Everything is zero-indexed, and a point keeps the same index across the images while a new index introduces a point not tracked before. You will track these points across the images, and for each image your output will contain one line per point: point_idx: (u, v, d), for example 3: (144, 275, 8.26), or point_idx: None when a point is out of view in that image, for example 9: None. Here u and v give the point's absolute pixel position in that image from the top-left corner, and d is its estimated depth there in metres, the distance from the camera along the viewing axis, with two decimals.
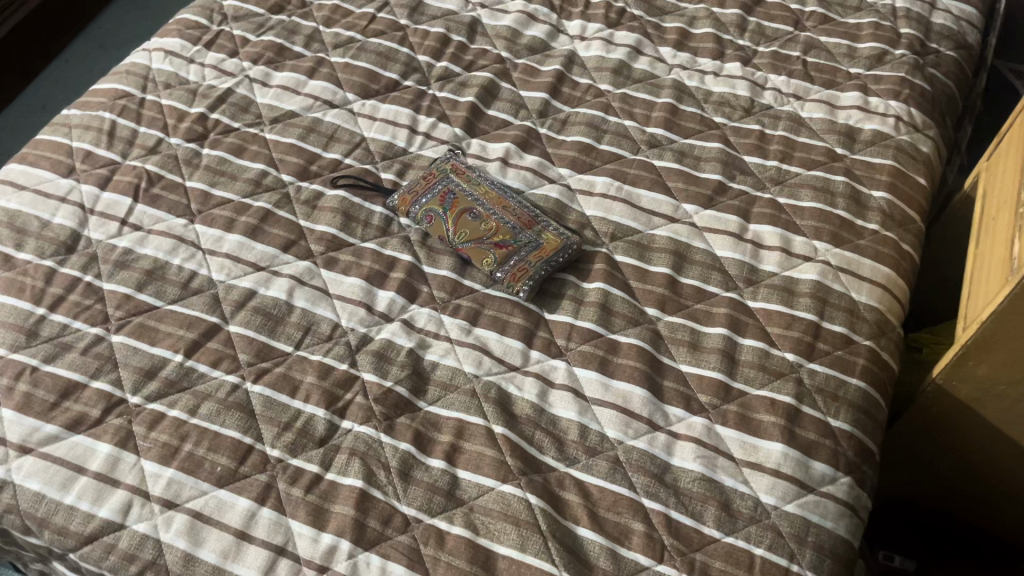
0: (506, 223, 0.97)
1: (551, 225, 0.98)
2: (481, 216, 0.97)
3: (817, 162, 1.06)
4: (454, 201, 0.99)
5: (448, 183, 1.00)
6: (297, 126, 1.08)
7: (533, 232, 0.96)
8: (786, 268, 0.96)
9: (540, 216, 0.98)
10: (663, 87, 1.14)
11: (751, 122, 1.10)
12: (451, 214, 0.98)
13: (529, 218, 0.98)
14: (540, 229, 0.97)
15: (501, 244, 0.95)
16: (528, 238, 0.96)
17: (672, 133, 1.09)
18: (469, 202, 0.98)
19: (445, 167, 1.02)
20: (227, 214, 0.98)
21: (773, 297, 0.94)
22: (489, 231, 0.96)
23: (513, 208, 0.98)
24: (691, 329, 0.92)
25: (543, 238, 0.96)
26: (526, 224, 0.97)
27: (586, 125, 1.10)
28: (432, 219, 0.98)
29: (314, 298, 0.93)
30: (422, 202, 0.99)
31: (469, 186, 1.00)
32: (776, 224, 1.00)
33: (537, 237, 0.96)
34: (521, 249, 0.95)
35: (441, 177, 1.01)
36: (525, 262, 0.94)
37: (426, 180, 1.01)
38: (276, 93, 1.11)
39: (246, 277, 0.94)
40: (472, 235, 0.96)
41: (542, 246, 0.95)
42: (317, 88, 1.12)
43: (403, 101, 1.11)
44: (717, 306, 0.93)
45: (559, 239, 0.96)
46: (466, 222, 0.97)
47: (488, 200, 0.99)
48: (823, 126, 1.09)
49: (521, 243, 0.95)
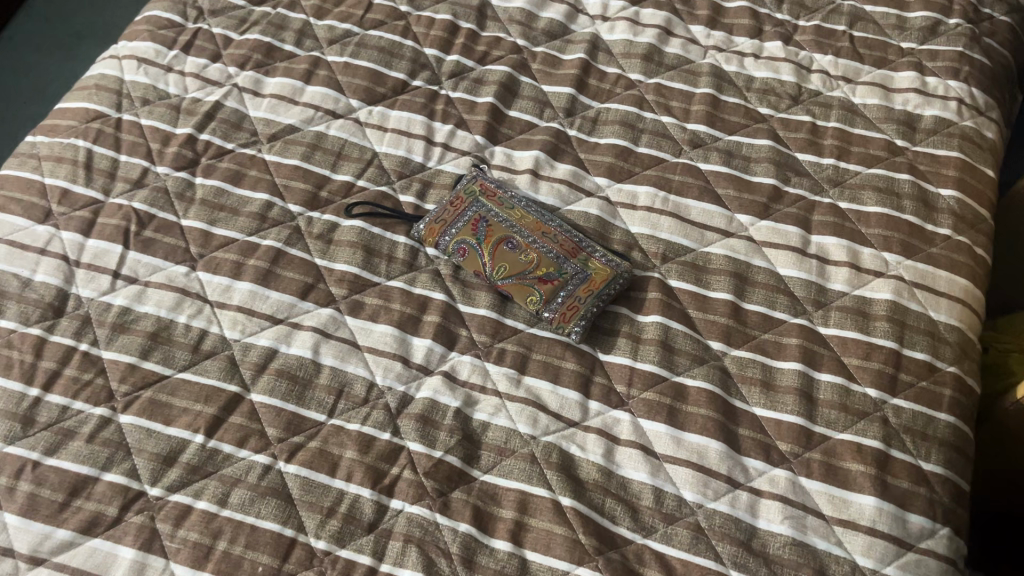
0: (549, 253, 0.87)
1: (598, 251, 0.88)
2: (520, 246, 0.87)
3: (877, 158, 0.96)
4: (488, 230, 0.88)
5: (478, 209, 0.90)
6: (299, 144, 0.96)
7: (578, 261, 0.87)
8: (857, 286, 0.88)
9: (585, 241, 0.88)
10: (700, 74, 1.04)
11: (800, 113, 1.00)
12: (486, 246, 0.88)
13: (574, 245, 0.88)
14: (587, 257, 0.87)
15: (546, 280, 0.86)
16: (575, 269, 0.86)
17: (716, 129, 0.99)
18: (506, 231, 0.88)
19: (473, 188, 0.91)
20: (233, 257, 0.88)
21: (846, 322, 0.86)
22: (531, 264, 0.87)
23: (554, 233, 0.88)
24: (762, 365, 0.84)
25: (591, 269, 0.86)
26: (570, 252, 0.87)
27: (621, 124, 1.00)
28: (466, 251, 0.88)
29: (342, 353, 0.83)
30: (452, 232, 0.89)
31: (503, 210, 0.90)
32: (841, 234, 0.91)
33: (585, 268, 0.86)
34: (567, 283, 0.86)
35: (469, 201, 0.90)
36: (575, 299, 0.85)
37: (454, 205, 0.90)
38: (271, 105, 0.98)
39: (263, 334, 0.84)
40: (512, 270, 0.87)
41: (591, 280, 0.86)
42: (316, 96, 0.99)
43: (414, 106, 1.00)
44: (787, 336, 0.85)
45: (610, 269, 0.86)
46: (504, 256, 0.87)
47: (525, 226, 0.89)
48: (879, 114, 1.00)
49: (567, 277, 0.86)
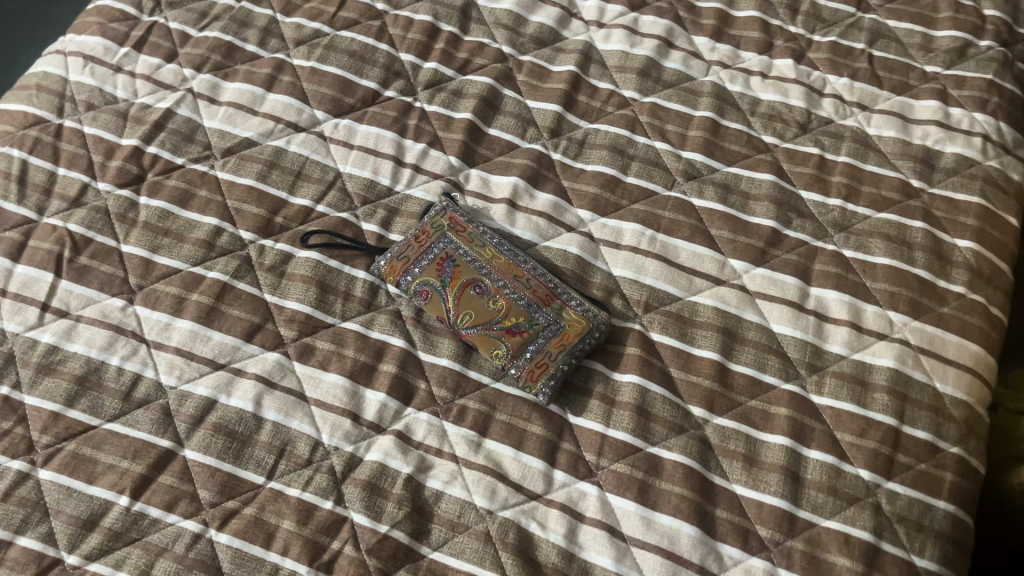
0: (520, 301, 0.79)
1: (575, 298, 0.79)
2: (488, 291, 0.80)
3: (889, 201, 0.87)
4: (454, 271, 0.81)
5: (445, 246, 0.82)
6: (256, 161, 0.88)
7: (551, 311, 0.79)
8: (857, 350, 0.80)
9: (560, 287, 0.80)
10: (701, 94, 0.95)
11: (807, 143, 0.91)
12: (451, 290, 0.80)
13: (548, 291, 0.80)
14: (562, 305, 0.79)
15: (515, 332, 0.78)
16: (548, 320, 0.79)
17: (713, 159, 0.90)
18: (474, 273, 0.80)
19: (441, 220, 0.83)
20: (174, 290, 0.80)
21: (842, 391, 0.78)
22: (499, 312, 0.79)
23: (527, 277, 0.80)
24: (746, 438, 0.76)
25: (565, 320, 0.78)
26: (543, 299, 0.79)
27: (610, 148, 0.91)
28: (429, 294, 0.80)
29: (286, 407, 0.76)
30: (414, 272, 0.81)
31: (472, 248, 0.82)
32: (843, 289, 0.83)
33: (558, 318, 0.79)
34: (537, 336, 0.78)
35: (436, 236, 0.82)
36: (545, 355, 0.77)
37: (419, 241, 0.82)
38: (227, 114, 0.90)
39: (202, 381, 0.76)
40: (478, 319, 0.79)
41: (564, 333, 0.78)
42: (277, 105, 0.91)
43: (384, 120, 0.91)
44: (776, 405, 0.78)
45: (585, 321, 0.78)
46: (470, 302, 0.79)
47: (495, 268, 0.81)
48: (895, 148, 0.90)
49: (538, 329, 0.78)
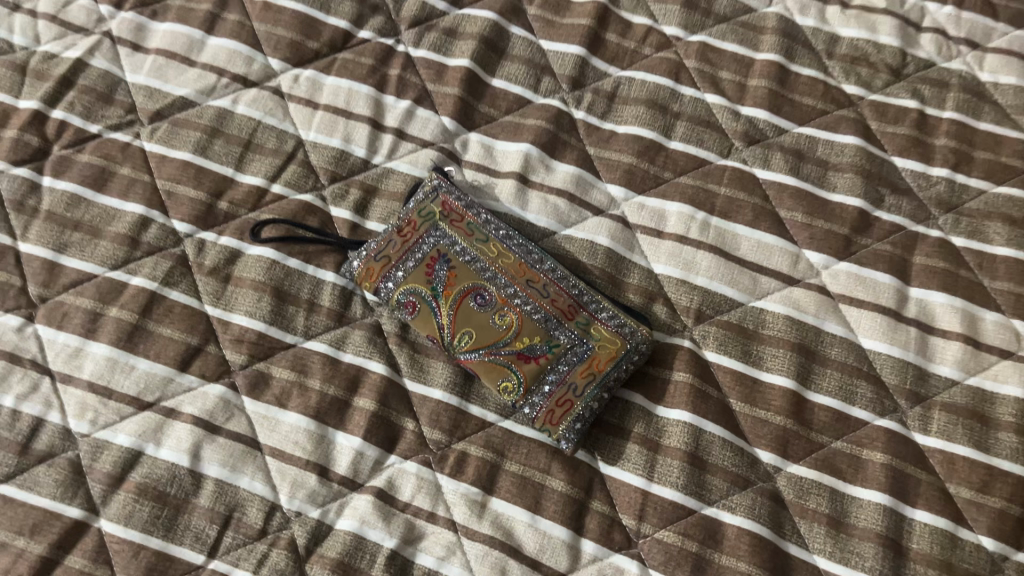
0: (535, 315, 0.61)
1: (607, 309, 0.61)
2: (494, 302, 0.61)
3: (1011, 170, 0.68)
4: (449, 275, 0.62)
5: (437, 241, 0.63)
6: (193, 127, 0.68)
7: (575, 328, 0.61)
8: (972, 373, 0.62)
9: (586, 293, 0.61)
10: (765, 30, 0.74)
11: (902, 95, 0.71)
12: (445, 301, 0.62)
13: (571, 300, 0.61)
14: (589, 320, 0.61)
15: (529, 357, 0.60)
16: (572, 340, 0.61)
17: (781, 116, 0.71)
18: (475, 278, 0.62)
19: (431, 206, 0.64)
20: (87, 304, 0.62)
21: (955, 430, 0.60)
22: (508, 331, 0.61)
23: (544, 281, 0.62)
24: (830, 493, 0.58)
25: (594, 340, 0.60)
26: (564, 313, 0.61)
27: (648, 104, 0.71)
28: (416, 306, 0.62)
29: (233, 459, 0.58)
30: (397, 277, 0.63)
31: (471, 244, 0.63)
32: (953, 291, 0.64)
33: (585, 337, 0.61)
34: (557, 363, 0.60)
35: (424, 228, 0.63)
36: (568, 389, 0.60)
37: (403, 234, 0.63)
38: (156, 65, 0.70)
39: (123, 426, 0.59)
40: (481, 340, 0.61)
41: (593, 357, 0.60)
42: (220, 52, 0.71)
43: (358, 71, 0.72)
44: (869, 448, 0.60)
45: (621, 340, 0.60)
46: (470, 317, 0.61)
47: (503, 270, 0.62)
48: (1017, 100, 0.70)
49: (559, 352, 0.60)
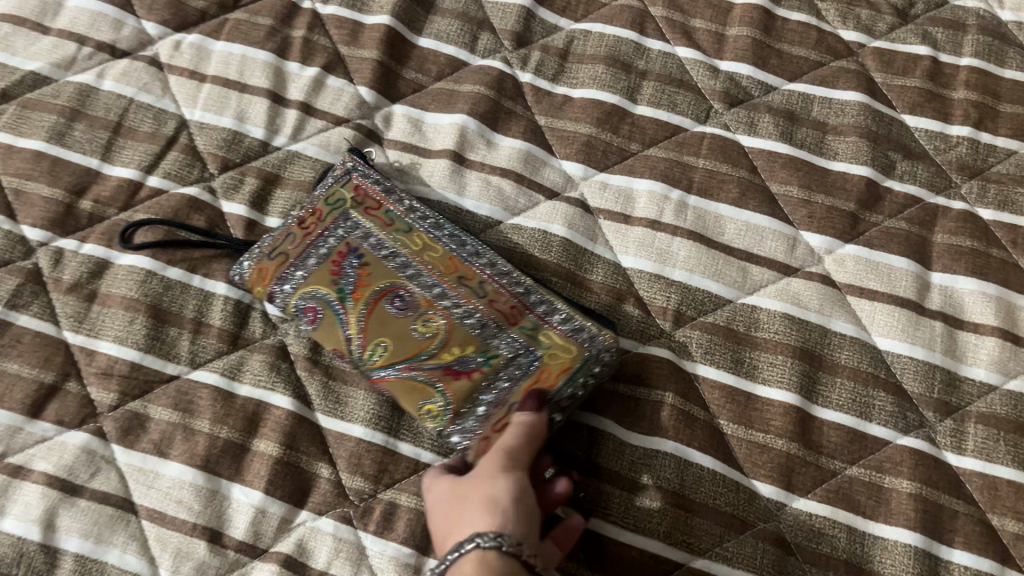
0: (467, 320, 0.48)
1: (559, 308, 0.48)
2: (415, 304, 0.49)
3: None
4: (361, 272, 0.50)
5: (347, 233, 0.51)
6: (48, 109, 0.55)
7: (520, 336, 0.48)
8: (1014, 375, 0.50)
9: (534, 291, 0.49)
10: None
11: (910, 39, 0.59)
12: (354, 304, 0.50)
13: (514, 300, 0.49)
14: (537, 322, 0.48)
15: (458, 373, 0.47)
16: (516, 348, 0.48)
17: (767, 71, 0.59)
18: (391, 277, 0.50)
19: (341, 192, 0.53)
20: None
21: (997, 447, 0.49)
22: (432, 340, 0.48)
23: (480, 278, 0.50)
24: (847, 533, 0.47)
25: (543, 347, 0.48)
26: (506, 316, 0.48)
27: (607, 62, 0.59)
28: (317, 312, 0.50)
29: (98, 527, 0.46)
30: (297, 277, 0.51)
31: (388, 235, 0.51)
32: (984, 276, 0.53)
33: (532, 344, 0.48)
34: (496, 379, 0.47)
35: (332, 218, 0.52)
36: (507, 411, 0.46)
37: (305, 226, 0.52)
38: (1, 35, 0.57)
39: None
40: (397, 352, 0.48)
41: (542, 370, 0.47)
42: (82, 17, 0.58)
43: (254, 34, 0.59)
44: (892, 474, 0.48)
45: (577, 347, 0.47)
46: (384, 324, 0.49)
47: (428, 266, 0.50)
48: None
49: (497, 364, 0.47)
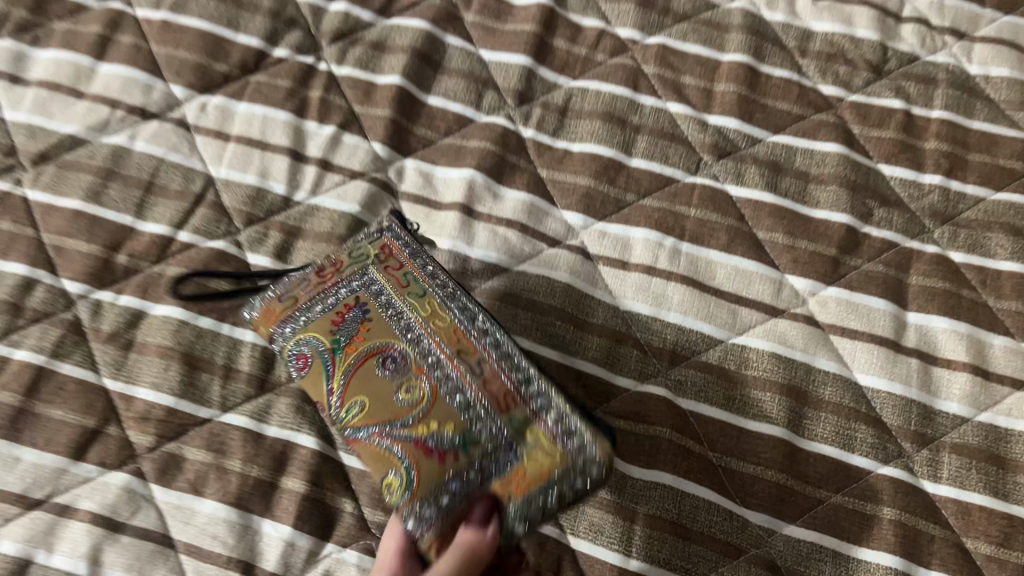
0: (455, 398, 0.48)
1: (556, 406, 0.46)
2: (402, 366, 0.50)
3: (1009, 173, 0.61)
4: (360, 327, 0.52)
5: (360, 286, 0.53)
6: (84, 170, 0.59)
7: (508, 428, 0.47)
8: (985, 408, 0.54)
9: (534, 384, 0.47)
10: (729, 29, 0.67)
11: (884, 93, 0.64)
12: (343, 357, 0.51)
13: (510, 386, 0.48)
14: (528, 417, 0.47)
15: (431, 450, 0.47)
16: (497, 440, 0.47)
17: (753, 124, 0.63)
18: (390, 337, 0.51)
19: (368, 248, 0.55)
20: None
21: (970, 475, 0.53)
22: (413, 408, 0.48)
23: (480, 356, 0.49)
24: (834, 558, 0.51)
25: (526, 446, 0.46)
26: (499, 404, 0.47)
27: (604, 118, 0.63)
28: (307, 360, 0.52)
29: (140, 561, 0.50)
30: (298, 320, 0.53)
31: (402, 297, 0.52)
32: (956, 315, 0.57)
33: (517, 441, 0.47)
34: (470, 469, 0.46)
35: (351, 270, 0.54)
36: (469, 505, 0.46)
37: (323, 275, 0.54)
38: (39, 100, 0.61)
39: (7, 528, 0.50)
40: (375, 414, 0.49)
41: (518, 469, 0.46)
42: (114, 81, 0.62)
43: (274, 95, 0.63)
44: (874, 502, 0.52)
45: (561, 455, 0.45)
46: (369, 381, 0.50)
47: (431, 330, 0.51)
48: (1009, 94, 0.63)
49: (475, 452, 0.47)
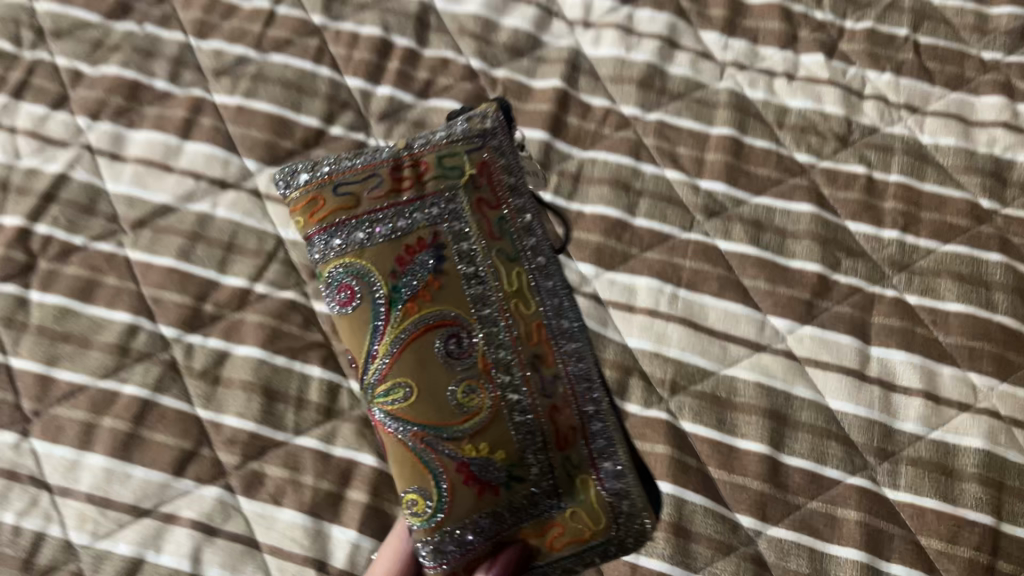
0: (521, 417, 0.49)
1: (619, 466, 0.50)
2: (465, 356, 0.49)
3: (956, 229, 0.72)
4: (422, 286, 0.50)
5: (433, 227, 0.51)
6: (175, 233, 0.70)
7: (559, 470, 0.49)
8: (936, 427, 0.65)
9: (602, 431, 0.51)
10: (717, 105, 0.78)
11: (850, 160, 0.75)
12: (400, 317, 0.49)
13: (573, 424, 0.50)
14: (588, 474, 0.50)
15: (473, 477, 0.48)
16: (549, 480, 0.49)
17: (738, 188, 0.74)
18: (458, 306, 0.50)
19: (466, 164, 0.52)
20: (81, 415, 0.63)
21: (923, 483, 0.63)
22: (469, 419, 0.48)
23: (555, 372, 0.51)
24: (809, 553, 0.61)
25: (574, 501, 0.50)
26: (558, 439, 0.49)
27: (611, 184, 0.74)
28: (353, 291, 0.49)
29: (233, 560, 0.60)
30: (354, 241, 0.50)
31: (484, 260, 0.51)
32: (911, 348, 0.67)
33: (568, 493, 0.50)
34: (505, 510, 0.49)
35: (435, 187, 0.51)
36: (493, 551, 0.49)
37: (399, 179, 0.51)
38: (136, 174, 0.72)
39: (123, 532, 0.60)
40: (420, 411, 0.48)
41: (557, 524, 0.50)
42: (198, 158, 0.73)
43: None
44: (843, 507, 0.62)
45: (607, 524, 0.50)
46: (423, 369, 0.48)
47: (512, 325, 0.50)
48: (956, 160, 0.74)
49: (517, 490, 0.49)
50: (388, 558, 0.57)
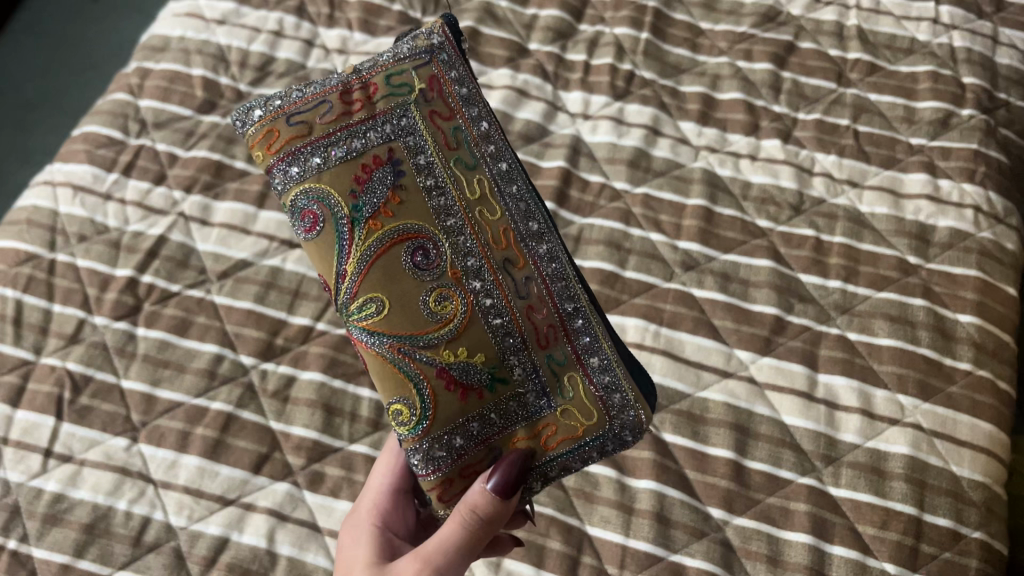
0: (496, 320, 0.56)
1: (605, 361, 0.57)
2: (432, 266, 0.55)
3: (887, 279, 0.88)
4: (390, 199, 0.54)
5: (398, 146, 0.55)
6: (252, 283, 0.87)
7: (540, 358, 0.56)
8: (871, 437, 0.79)
9: (581, 324, 0.57)
10: (692, 181, 0.95)
11: (801, 225, 0.92)
12: (365, 234, 0.54)
13: (552, 320, 0.57)
14: (572, 368, 0.57)
15: (455, 383, 0.55)
16: (531, 382, 0.56)
17: (710, 247, 0.91)
18: (423, 220, 0.55)
19: (416, 81, 0.56)
20: (178, 425, 0.79)
21: (859, 482, 0.77)
22: (442, 326, 0.54)
23: (527, 272, 0.56)
24: (767, 537, 0.76)
25: (564, 399, 0.57)
26: (539, 340, 0.56)
27: (606, 244, 0.91)
28: (316, 217, 0.54)
29: (300, 540, 0.75)
30: (312, 166, 0.54)
31: (447, 169, 0.56)
32: (851, 375, 0.83)
33: (554, 393, 0.57)
34: (492, 409, 0.56)
35: (392, 107, 0.55)
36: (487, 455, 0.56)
37: (348, 101, 0.55)
38: (221, 236, 0.89)
39: (212, 517, 0.75)
40: (391, 324, 0.54)
41: (551, 423, 0.57)
42: (271, 223, 0.90)
43: None
44: (795, 501, 0.77)
45: (598, 420, 0.57)
46: (393, 282, 0.54)
47: (478, 232, 0.56)
48: (888, 225, 0.91)
49: (502, 392, 0.56)
50: (384, 470, 0.68)
